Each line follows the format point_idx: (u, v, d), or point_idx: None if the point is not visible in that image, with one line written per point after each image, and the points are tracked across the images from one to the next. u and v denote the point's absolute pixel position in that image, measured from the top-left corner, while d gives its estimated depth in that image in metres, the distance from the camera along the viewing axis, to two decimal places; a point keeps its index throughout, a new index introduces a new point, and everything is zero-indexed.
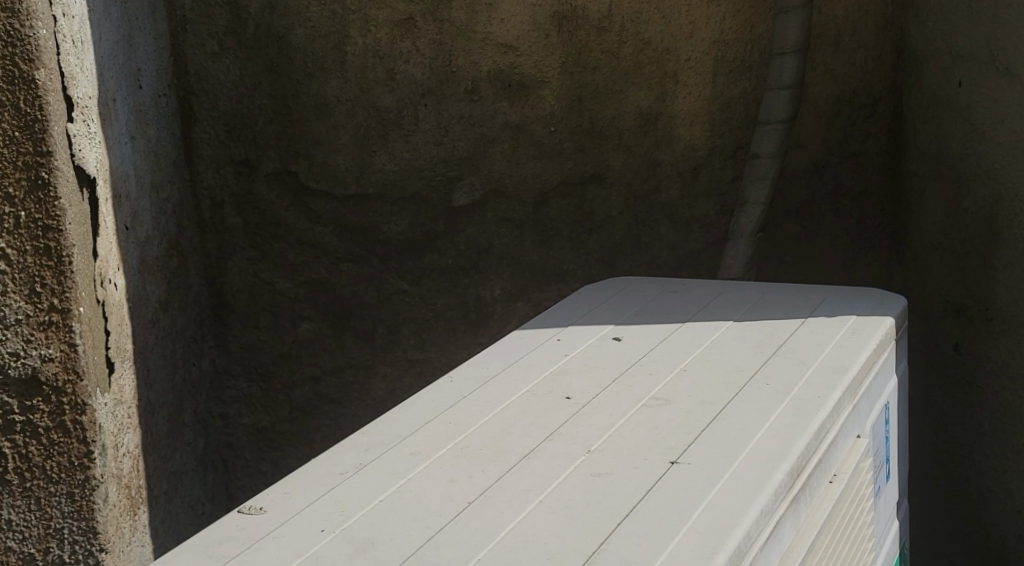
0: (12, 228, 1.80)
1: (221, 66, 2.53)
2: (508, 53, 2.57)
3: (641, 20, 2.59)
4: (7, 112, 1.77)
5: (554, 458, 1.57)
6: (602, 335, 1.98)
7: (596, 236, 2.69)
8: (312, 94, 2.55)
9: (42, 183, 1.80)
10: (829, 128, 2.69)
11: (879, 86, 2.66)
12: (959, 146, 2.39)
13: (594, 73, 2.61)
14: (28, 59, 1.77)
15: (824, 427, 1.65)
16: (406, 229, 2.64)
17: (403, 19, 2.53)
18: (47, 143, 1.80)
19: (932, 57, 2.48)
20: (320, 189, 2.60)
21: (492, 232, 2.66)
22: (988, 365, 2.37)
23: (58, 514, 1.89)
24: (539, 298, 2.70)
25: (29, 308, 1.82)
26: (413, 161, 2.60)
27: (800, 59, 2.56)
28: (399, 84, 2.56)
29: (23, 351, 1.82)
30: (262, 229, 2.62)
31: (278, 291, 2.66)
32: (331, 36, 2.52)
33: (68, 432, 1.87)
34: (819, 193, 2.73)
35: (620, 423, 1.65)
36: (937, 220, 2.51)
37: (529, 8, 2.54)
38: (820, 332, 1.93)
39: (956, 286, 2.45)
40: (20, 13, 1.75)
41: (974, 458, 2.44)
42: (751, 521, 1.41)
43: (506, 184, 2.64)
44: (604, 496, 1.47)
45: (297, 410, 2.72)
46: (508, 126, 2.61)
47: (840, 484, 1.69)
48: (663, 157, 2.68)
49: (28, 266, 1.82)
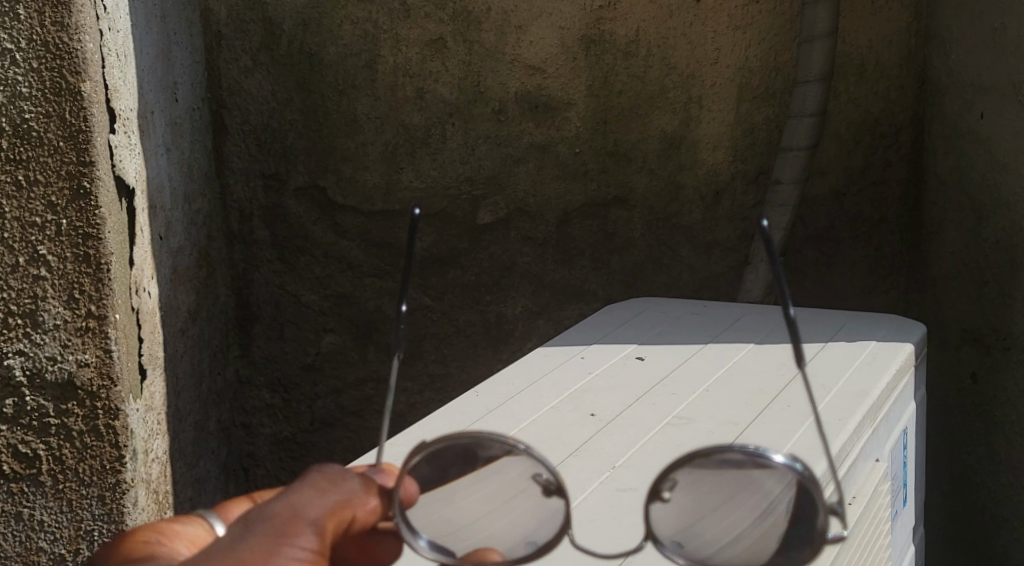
0: (54, 236, 1.85)
1: (254, 81, 2.58)
2: (535, 76, 2.61)
3: (667, 46, 2.64)
4: (53, 123, 1.82)
5: (580, 472, 1.61)
6: (625, 354, 2.01)
7: (618, 256, 2.73)
8: (342, 112, 2.60)
9: (84, 192, 1.85)
10: (850, 156, 2.72)
11: (901, 115, 2.70)
12: (980, 177, 2.43)
13: (619, 97, 2.65)
14: (75, 72, 1.82)
15: (845, 449, 1.69)
16: (431, 245, 2.68)
17: (434, 39, 2.57)
18: (90, 153, 1.84)
19: (954, 90, 2.52)
20: (348, 204, 2.64)
21: (515, 251, 2.70)
22: (1006, 394, 2.40)
23: (89, 516, 1.93)
24: (559, 316, 2.74)
25: (67, 314, 1.87)
26: (439, 180, 2.64)
27: (823, 88, 2.60)
28: (427, 103, 2.61)
29: (60, 356, 1.87)
30: (289, 242, 2.67)
31: (302, 303, 2.70)
32: (363, 53, 2.57)
33: (100, 436, 1.91)
34: (839, 220, 2.75)
35: (645, 440, 1.69)
36: (955, 250, 2.54)
37: (557, 32, 2.59)
38: (840, 357, 1.97)
39: (974, 315, 2.48)
40: (69, 27, 1.81)
41: (989, 488, 2.47)
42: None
43: (530, 204, 2.68)
44: (631, 512, 1.51)
45: (319, 421, 2.76)
46: (534, 146, 2.65)
47: (858, 508, 1.73)
48: (686, 181, 2.71)
49: (67, 273, 1.86)
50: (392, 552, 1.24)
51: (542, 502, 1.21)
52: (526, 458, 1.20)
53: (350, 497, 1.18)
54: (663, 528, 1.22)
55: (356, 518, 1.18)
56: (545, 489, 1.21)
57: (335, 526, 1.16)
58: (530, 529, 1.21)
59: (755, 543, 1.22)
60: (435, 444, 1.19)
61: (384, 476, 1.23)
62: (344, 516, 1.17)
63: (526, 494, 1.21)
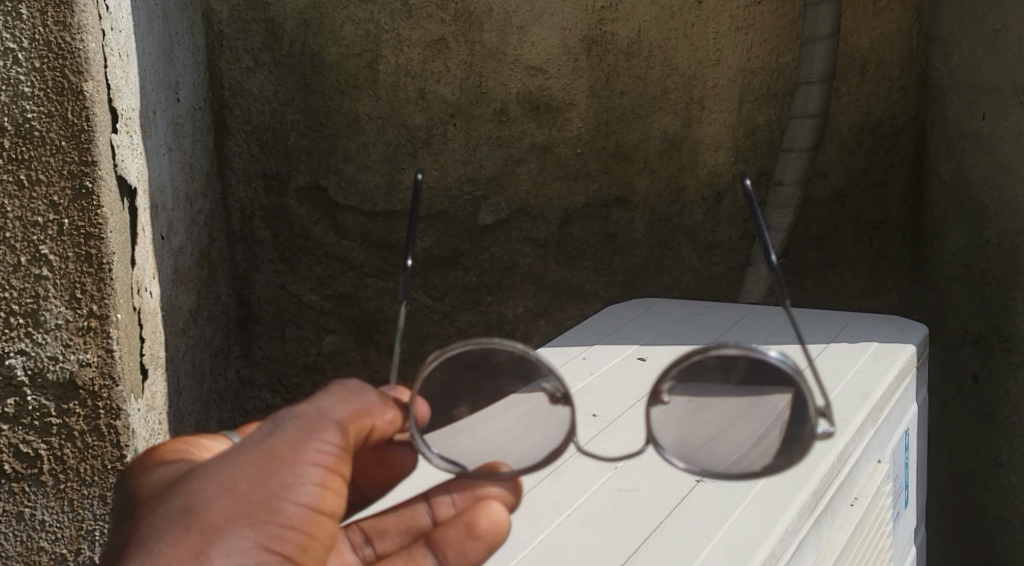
0: (55, 235, 1.85)
1: (256, 81, 2.59)
2: (537, 76, 2.61)
3: (668, 46, 2.63)
4: (55, 122, 1.82)
5: (582, 474, 1.68)
6: (627, 355, 2.01)
7: (619, 257, 2.73)
8: (343, 112, 2.60)
9: (85, 192, 1.84)
10: (851, 157, 2.72)
11: (902, 117, 2.70)
12: (981, 178, 2.43)
13: (621, 97, 2.65)
14: (77, 71, 1.82)
15: (846, 450, 1.73)
16: (432, 246, 2.68)
17: (436, 40, 2.57)
18: (92, 153, 1.84)
19: (956, 91, 2.52)
20: (349, 205, 2.64)
21: (516, 251, 2.70)
22: (1007, 395, 2.40)
23: (90, 516, 1.93)
24: (560, 317, 2.74)
25: (69, 314, 1.87)
26: (440, 181, 2.64)
27: (826, 90, 2.59)
28: (429, 104, 2.60)
29: (62, 355, 1.87)
30: (291, 242, 2.68)
31: (304, 303, 2.71)
32: (365, 54, 2.57)
33: (101, 436, 1.91)
34: (841, 221, 2.76)
35: (646, 443, 1.75)
36: (956, 251, 2.54)
37: (559, 32, 2.59)
38: (842, 357, 1.98)
39: (976, 316, 2.48)
40: (72, 27, 1.81)
41: (991, 489, 2.47)
42: (763, 557, 1.50)
43: (532, 204, 2.68)
44: (633, 513, 1.59)
45: None
46: (535, 147, 2.65)
47: (860, 509, 1.76)
48: (688, 182, 2.71)
49: (69, 273, 1.86)
50: (409, 465, 1.48)
51: (550, 409, 1.44)
52: (534, 365, 1.42)
53: (373, 408, 1.38)
54: (664, 426, 1.44)
55: (375, 427, 1.39)
56: (552, 396, 1.44)
57: (358, 431, 1.36)
58: (538, 434, 1.44)
59: (753, 455, 1.43)
60: (450, 350, 1.39)
61: (399, 391, 1.44)
62: (365, 425, 1.37)
63: (536, 404, 1.44)
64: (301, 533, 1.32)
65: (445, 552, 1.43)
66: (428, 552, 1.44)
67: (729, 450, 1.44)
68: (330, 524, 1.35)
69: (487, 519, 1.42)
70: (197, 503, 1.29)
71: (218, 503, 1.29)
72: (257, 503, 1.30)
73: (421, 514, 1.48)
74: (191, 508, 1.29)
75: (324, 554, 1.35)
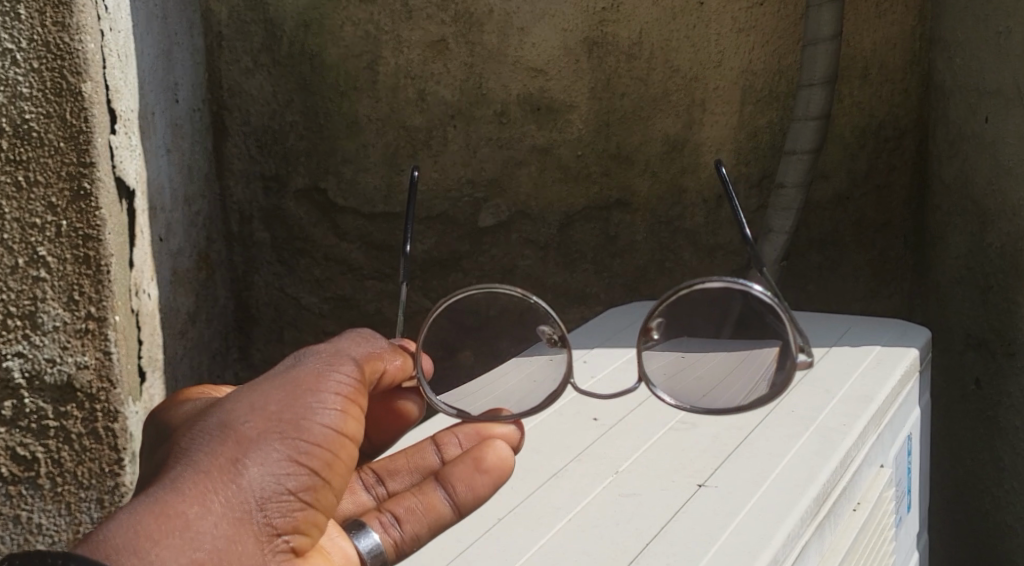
0: (53, 237, 1.84)
1: (255, 82, 2.58)
2: (538, 78, 2.60)
3: (670, 48, 2.62)
4: (53, 123, 1.81)
5: (581, 477, 1.68)
6: (628, 357, 2.01)
7: (620, 260, 2.72)
8: (343, 113, 2.58)
9: (83, 193, 1.83)
10: (853, 160, 2.71)
11: (905, 119, 2.68)
12: (984, 181, 2.41)
13: (622, 99, 2.64)
14: (76, 72, 1.81)
15: (848, 455, 1.72)
16: (431, 248, 2.66)
17: (436, 41, 2.56)
18: (90, 155, 1.83)
19: (959, 93, 2.49)
20: (349, 206, 2.63)
21: (516, 254, 2.68)
22: (1010, 400, 2.39)
23: (87, 519, 1.92)
24: (561, 320, 2.73)
25: (67, 315, 1.86)
26: (440, 182, 2.63)
27: (828, 92, 2.56)
28: (429, 105, 2.59)
29: (60, 358, 1.87)
30: (289, 244, 2.66)
31: (302, 305, 2.69)
32: (364, 55, 2.55)
33: (99, 439, 1.90)
34: (843, 224, 2.75)
35: (647, 446, 1.75)
36: (959, 255, 2.53)
37: (561, 33, 2.58)
38: (844, 362, 1.96)
39: (978, 321, 2.47)
40: (70, 27, 1.80)
41: (993, 494, 2.47)
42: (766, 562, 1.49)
43: (532, 207, 2.67)
44: (633, 516, 1.60)
45: None
46: (536, 149, 2.64)
47: (863, 514, 1.75)
48: (689, 184, 2.70)
49: (67, 275, 1.85)
50: (417, 412, 1.69)
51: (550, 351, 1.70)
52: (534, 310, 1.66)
53: (383, 353, 1.60)
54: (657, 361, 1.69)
55: (387, 370, 1.61)
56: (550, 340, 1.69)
57: (372, 368, 1.57)
58: (538, 381, 1.70)
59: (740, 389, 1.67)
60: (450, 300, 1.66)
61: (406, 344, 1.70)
62: (378, 365, 1.59)
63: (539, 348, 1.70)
64: (327, 451, 1.46)
65: (456, 487, 1.56)
66: (438, 486, 1.56)
67: (723, 393, 1.67)
68: (351, 447, 1.49)
69: (493, 454, 1.57)
70: (232, 421, 1.44)
71: (251, 419, 1.44)
72: (285, 421, 1.45)
73: (431, 454, 1.70)
74: (226, 425, 1.43)
75: (344, 475, 1.49)
